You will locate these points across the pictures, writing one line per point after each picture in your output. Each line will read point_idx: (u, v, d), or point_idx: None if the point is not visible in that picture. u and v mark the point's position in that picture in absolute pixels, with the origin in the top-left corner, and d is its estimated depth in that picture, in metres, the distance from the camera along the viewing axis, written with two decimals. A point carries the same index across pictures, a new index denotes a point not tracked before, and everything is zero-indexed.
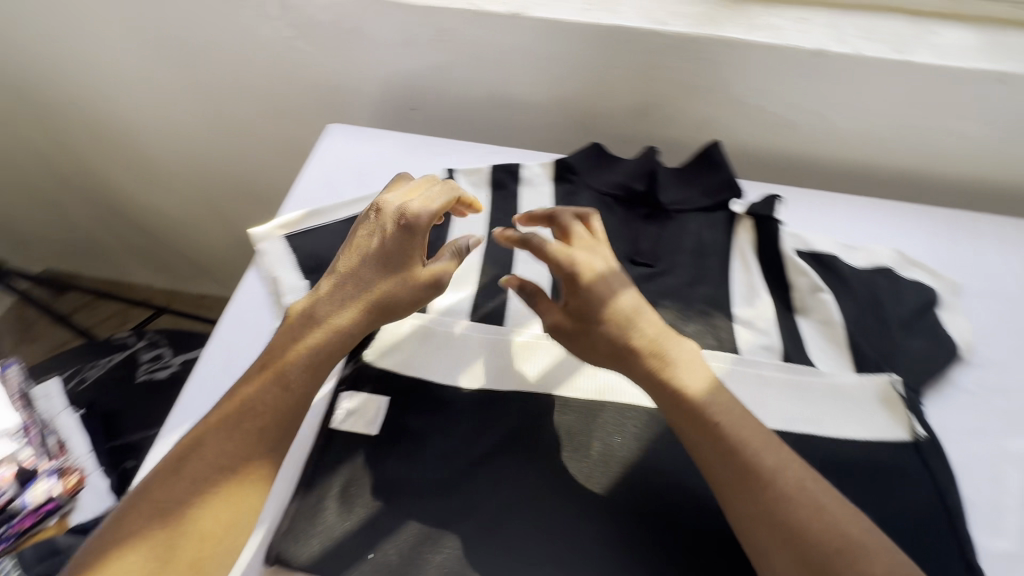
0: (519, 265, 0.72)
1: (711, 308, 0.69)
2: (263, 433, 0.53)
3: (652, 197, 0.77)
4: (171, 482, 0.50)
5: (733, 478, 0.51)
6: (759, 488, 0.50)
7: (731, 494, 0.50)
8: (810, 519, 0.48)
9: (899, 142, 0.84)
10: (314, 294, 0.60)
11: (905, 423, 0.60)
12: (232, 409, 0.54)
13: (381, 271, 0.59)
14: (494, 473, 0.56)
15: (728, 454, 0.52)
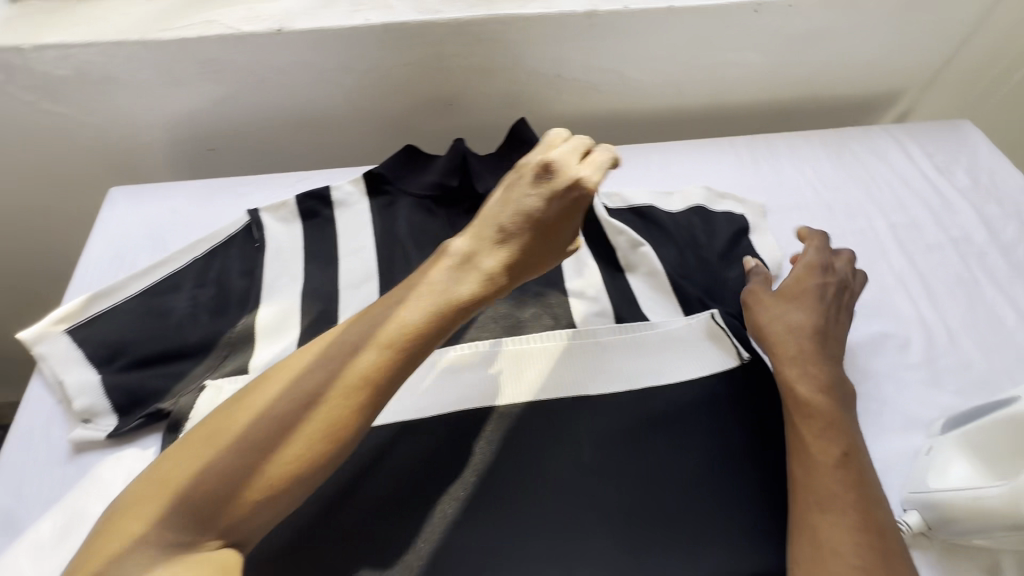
0: (343, 294, 0.68)
1: (544, 288, 0.69)
2: (324, 438, 0.44)
3: (468, 190, 0.76)
4: (200, 457, 0.43)
5: (805, 481, 0.53)
6: (823, 494, 0.51)
7: (798, 474, 0.53)
8: (847, 519, 0.50)
9: (689, 81, 0.88)
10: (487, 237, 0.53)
11: (731, 350, 0.63)
12: (362, 379, 0.46)
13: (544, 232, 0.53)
14: (345, 521, 0.54)
15: (827, 469, 0.53)
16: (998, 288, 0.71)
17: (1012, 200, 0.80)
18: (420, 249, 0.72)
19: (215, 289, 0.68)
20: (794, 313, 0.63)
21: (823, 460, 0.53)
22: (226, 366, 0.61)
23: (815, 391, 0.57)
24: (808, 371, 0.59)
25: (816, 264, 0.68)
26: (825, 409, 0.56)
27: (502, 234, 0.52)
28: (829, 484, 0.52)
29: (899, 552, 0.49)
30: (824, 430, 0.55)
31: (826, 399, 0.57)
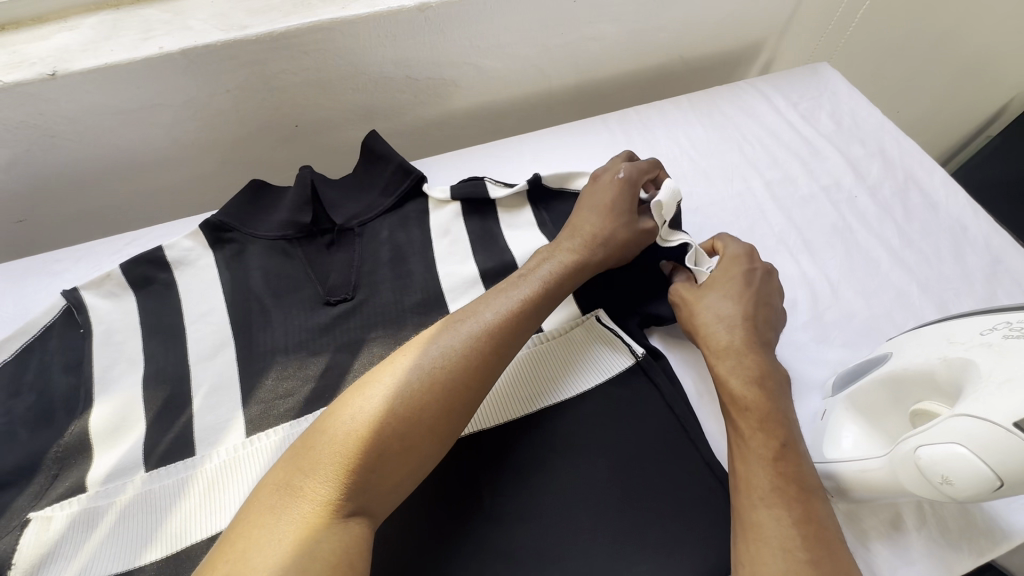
0: (194, 368, 0.59)
1: (425, 317, 0.64)
2: (422, 455, 0.46)
3: (324, 221, 0.67)
4: (318, 458, 0.44)
5: (740, 482, 0.49)
6: (762, 489, 0.48)
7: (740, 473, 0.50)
8: (790, 512, 0.46)
9: (550, 62, 0.83)
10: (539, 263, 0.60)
11: (623, 347, 0.61)
12: (463, 366, 0.49)
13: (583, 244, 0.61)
14: None
15: (761, 467, 0.49)
16: (870, 231, 0.72)
17: (873, 138, 0.81)
18: (279, 299, 0.64)
19: (35, 394, 0.57)
20: (723, 304, 0.59)
21: (759, 453, 0.50)
22: (57, 489, 0.52)
23: (748, 385, 0.53)
24: (751, 365, 0.55)
25: (740, 253, 0.63)
26: (759, 403, 0.52)
27: (602, 209, 0.63)
28: (766, 478, 0.48)
29: (842, 552, 0.46)
30: (761, 423, 0.51)
31: (759, 391, 0.53)
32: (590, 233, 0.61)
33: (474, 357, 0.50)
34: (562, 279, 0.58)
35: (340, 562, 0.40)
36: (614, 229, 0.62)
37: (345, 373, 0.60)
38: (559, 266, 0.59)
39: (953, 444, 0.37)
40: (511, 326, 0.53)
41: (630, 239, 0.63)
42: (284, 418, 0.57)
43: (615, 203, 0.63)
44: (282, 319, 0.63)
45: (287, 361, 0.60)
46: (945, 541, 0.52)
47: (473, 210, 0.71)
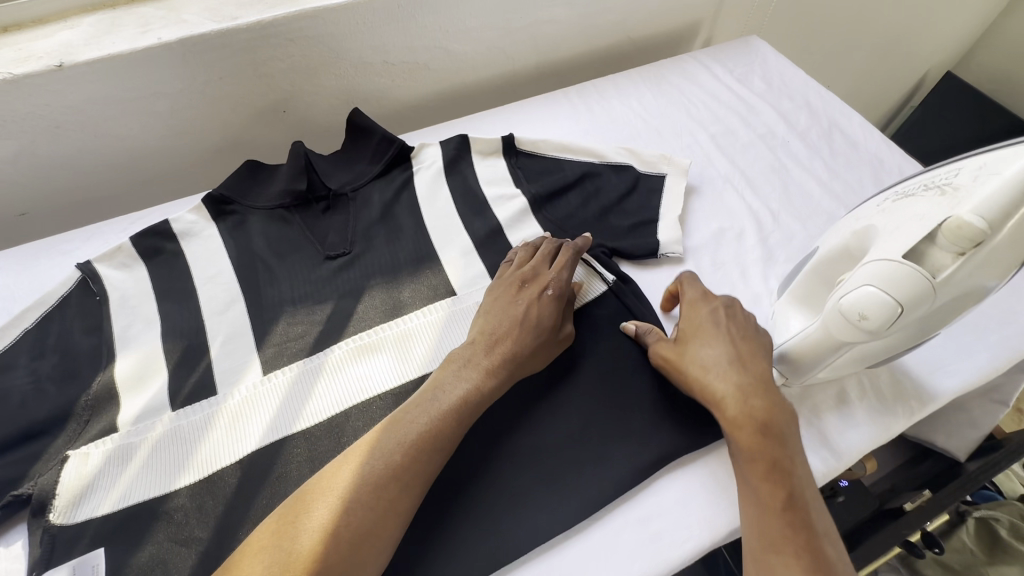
0: (208, 322, 0.64)
1: (418, 264, 0.70)
2: None
3: (318, 188, 0.74)
4: None
5: (752, 526, 0.50)
6: (773, 537, 0.48)
7: (753, 520, 0.50)
8: (799, 559, 0.47)
9: (511, 45, 0.92)
10: (456, 377, 0.57)
11: (596, 276, 0.69)
12: (383, 482, 0.49)
13: (492, 354, 0.59)
14: None
15: (776, 518, 0.49)
16: (803, 168, 0.82)
17: (800, 94, 0.93)
18: (282, 258, 0.70)
19: (59, 355, 0.61)
20: (706, 355, 0.57)
21: (769, 503, 0.50)
22: (91, 431, 0.56)
23: (752, 434, 0.52)
24: (739, 418, 0.53)
25: (695, 299, 0.62)
26: (765, 452, 0.51)
27: (522, 325, 0.60)
28: (779, 529, 0.48)
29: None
30: (767, 473, 0.51)
31: (762, 442, 0.52)
32: (501, 349, 0.59)
33: (387, 485, 0.49)
34: (478, 398, 0.56)
35: None
36: (529, 335, 0.60)
37: (349, 316, 0.66)
38: (472, 389, 0.56)
39: (866, 284, 0.44)
40: (428, 445, 0.52)
41: (548, 347, 0.61)
42: (297, 356, 0.62)
43: (534, 313, 0.61)
44: (286, 274, 0.69)
45: (294, 310, 0.66)
46: (875, 409, 0.60)
47: (453, 171, 0.79)
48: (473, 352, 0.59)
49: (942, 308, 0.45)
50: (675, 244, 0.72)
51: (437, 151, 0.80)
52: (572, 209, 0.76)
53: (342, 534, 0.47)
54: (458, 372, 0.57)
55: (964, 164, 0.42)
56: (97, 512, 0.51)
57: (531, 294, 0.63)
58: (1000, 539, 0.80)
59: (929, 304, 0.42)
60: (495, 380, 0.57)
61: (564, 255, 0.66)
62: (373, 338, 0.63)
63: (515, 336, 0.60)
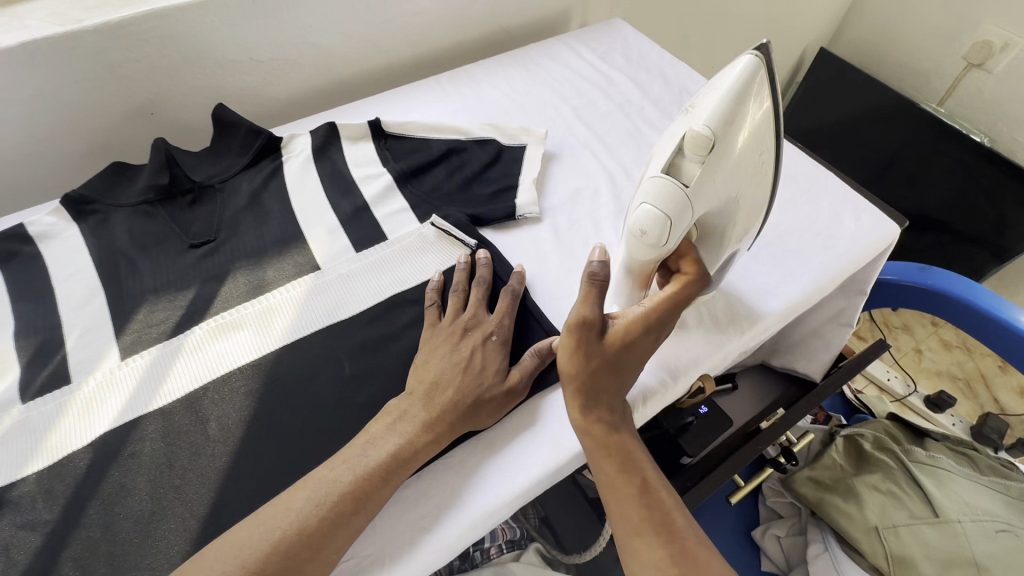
0: (66, 316, 0.65)
1: (284, 245, 0.72)
2: None
3: (182, 182, 0.76)
4: None
5: (617, 514, 0.51)
6: (636, 522, 0.50)
7: (618, 512, 0.51)
8: (658, 537, 0.49)
9: (382, 39, 0.96)
10: (389, 435, 0.55)
11: (457, 242, 0.72)
12: (283, 559, 0.48)
13: (432, 411, 0.57)
14: (126, 508, 0.52)
15: (635, 506, 0.50)
16: (655, 130, 0.89)
17: (655, 66, 1.00)
18: (145, 251, 0.71)
19: None
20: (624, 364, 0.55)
21: (625, 492, 0.51)
22: None
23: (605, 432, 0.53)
24: (598, 415, 0.53)
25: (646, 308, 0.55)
26: (617, 446, 0.53)
27: (465, 372, 0.59)
28: (639, 513, 0.50)
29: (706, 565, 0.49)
30: (620, 462, 0.52)
31: (616, 436, 0.53)
32: (444, 403, 0.57)
33: (297, 556, 0.48)
34: (421, 450, 0.55)
35: None
36: (475, 389, 0.59)
37: (212, 298, 0.67)
38: (404, 443, 0.55)
39: (643, 204, 0.51)
40: (366, 503, 0.52)
41: (494, 396, 0.59)
42: (158, 340, 0.63)
43: (481, 359, 0.60)
44: (149, 265, 0.69)
45: (156, 298, 0.66)
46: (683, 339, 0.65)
47: (322, 157, 0.82)
48: (408, 406, 0.57)
49: (707, 216, 0.53)
50: (531, 205, 0.77)
51: (307, 139, 0.83)
52: (437, 182, 0.80)
53: None
54: (386, 430, 0.55)
55: (695, 99, 0.51)
56: None
57: (475, 348, 0.61)
58: (864, 451, 0.88)
59: (691, 211, 0.50)
60: (439, 443, 0.56)
61: (506, 300, 0.65)
62: (233, 316, 0.64)
63: (460, 395, 0.58)
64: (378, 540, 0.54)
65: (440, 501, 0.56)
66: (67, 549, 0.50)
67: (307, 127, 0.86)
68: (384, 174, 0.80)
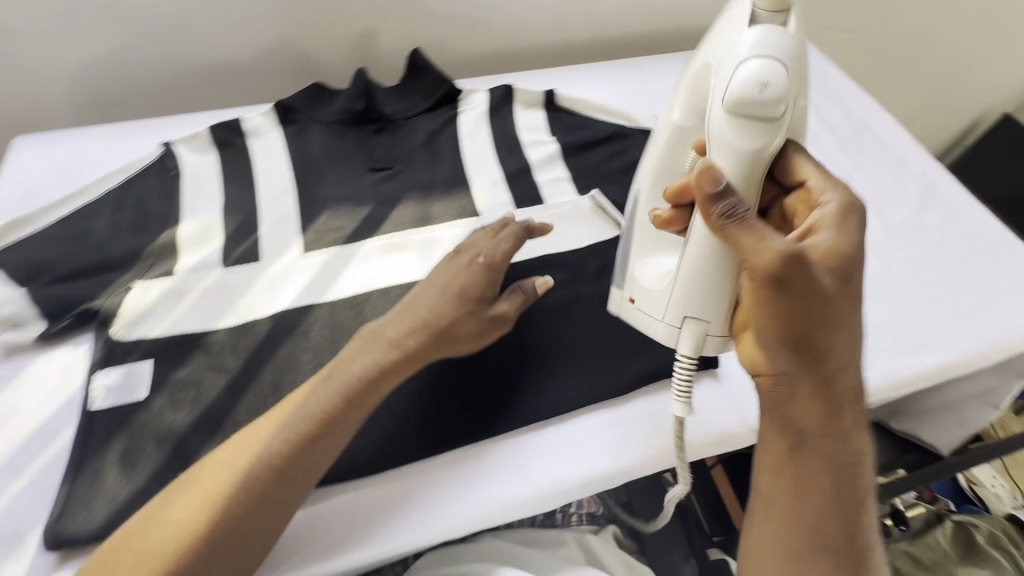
0: (264, 205, 0.73)
1: (451, 186, 0.77)
2: (256, 506, 0.49)
3: (373, 110, 0.83)
4: (176, 503, 0.48)
5: (801, 527, 0.50)
6: (820, 539, 0.49)
7: (810, 524, 0.50)
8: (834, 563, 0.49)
9: (567, 17, 0.99)
10: (359, 348, 0.56)
11: (612, 222, 0.74)
12: (303, 437, 0.51)
13: (405, 330, 0.57)
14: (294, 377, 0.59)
15: (827, 524, 0.49)
16: (826, 157, 0.86)
17: (837, 94, 0.96)
18: (333, 164, 0.78)
19: (135, 213, 0.71)
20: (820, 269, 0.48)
21: (820, 509, 0.50)
22: (153, 272, 0.65)
23: (821, 437, 0.50)
24: (823, 410, 0.50)
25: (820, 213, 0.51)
26: (830, 455, 0.50)
27: (448, 293, 0.58)
28: (825, 533, 0.49)
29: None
30: (823, 475, 0.50)
31: (830, 441, 0.50)
32: (414, 323, 0.57)
33: (307, 440, 0.51)
34: (347, 402, 0.53)
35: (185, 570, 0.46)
36: (453, 316, 0.57)
37: (384, 218, 0.73)
38: (375, 359, 0.55)
39: (751, 58, 0.48)
40: (339, 420, 0.53)
41: (467, 326, 0.58)
42: (334, 243, 0.70)
43: (471, 283, 0.59)
44: (335, 177, 0.77)
45: (337, 207, 0.74)
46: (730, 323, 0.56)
47: (495, 115, 0.86)
48: (388, 323, 0.58)
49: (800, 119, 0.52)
50: None
51: (484, 95, 0.88)
52: (599, 161, 0.82)
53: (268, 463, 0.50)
54: (364, 344, 0.56)
55: None
56: (148, 334, 0.60)
57: (456, 276, 0.59)
58: (975, 543, 0.82)
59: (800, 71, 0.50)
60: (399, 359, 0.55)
61: (508, 234, 0.62)
62: (401, 238, 0.70)
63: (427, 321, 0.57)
64: (506, 461, 0.59)
65: (564, 447, 0.60)
66: (245, 397, 0.57)
67: (485, 85, 0.91)
68: (551, 143, 0.83)
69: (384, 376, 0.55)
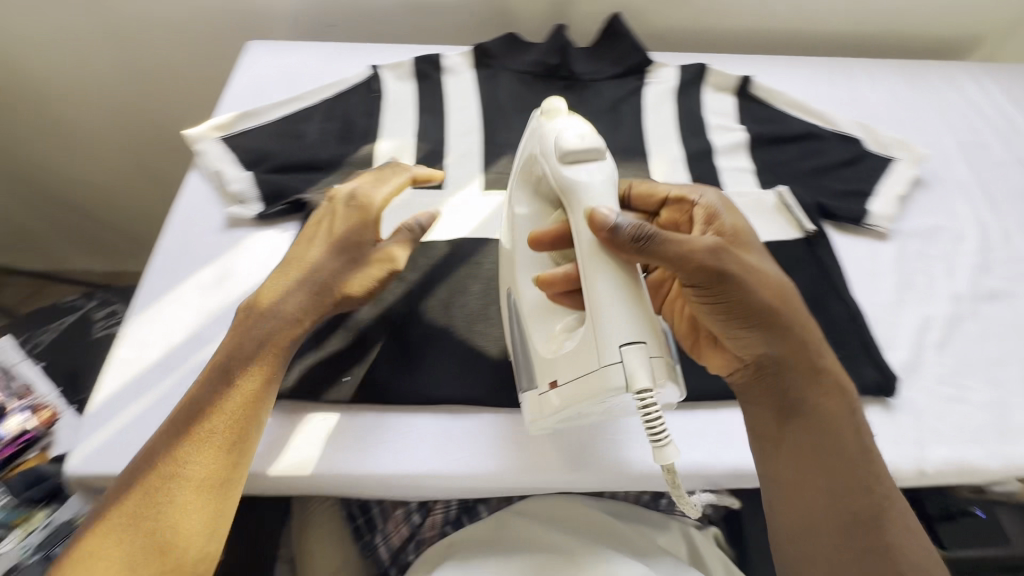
0: (452, 139, 0.77)
1: (629, 155, 0.77)
2: (208, 454, 0.50)
3: (564, 69, 0.84)
4: (150, 461, 0.49)
5: (835, 514, 0.52)
6: (853, 523, 0.51)
7: (844, 518, 0.52)
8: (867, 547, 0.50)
9: (778, 3, 0.93)
10: (273, 287, 0.58)
11: (794, 223, 0.70)
12: (200, 401, 0.52)
13: (295, 291, 0.57)
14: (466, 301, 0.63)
15: (857, 508, 0.52)
16: None
17: None
18: (518, 113, 0.81)
19: (342, 124, 0.77)
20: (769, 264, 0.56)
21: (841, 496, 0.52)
22: (352, 179, 0.72)
23: (817, 423, 0.54)
24: (818, 390, 0.55)
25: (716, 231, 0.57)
26: (838, 437, 0.54)
27: (343, 256, 0.59)
28: (853, 513, 0.52)
29: (925, 547, 0.51)
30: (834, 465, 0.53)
31: (839, 420, 0.54)
32: (300, 278, 0.58)
33: (205, 396, 0.52)
34: (243, 372, 0.53)
35: (154, 533, 0.47)
36: (338, 278, 0.58)
37: None
38: (282, 300, 0.57)
39: (575, 122, 0.55)
40: (266, 378, 0.54)
41: (314, 306, 0.57)
42: None
43: (335, 241, 0.59)
44: (519, 126, 0.79)
45: None
46: (665, 346, 0.49)
47: (684, 93, 0.84)
48: (267, 282, 0.59)
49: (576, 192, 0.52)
50: (883, 219, 0.71)
51: (676, 71, 0.85)
52: (787, 159, 0.78)
53: (177, 430, 0.50)
54: (267, 291, 0.57)
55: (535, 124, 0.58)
56: None
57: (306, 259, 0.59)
58: None
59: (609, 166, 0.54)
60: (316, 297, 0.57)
61: (368, 209, 0.61)
62: None
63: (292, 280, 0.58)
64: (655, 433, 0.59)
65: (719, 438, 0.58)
66: None
67: (676, 61, 0.88)
68: (739, 131, 0.80)
69: (266, 333, 0.55)
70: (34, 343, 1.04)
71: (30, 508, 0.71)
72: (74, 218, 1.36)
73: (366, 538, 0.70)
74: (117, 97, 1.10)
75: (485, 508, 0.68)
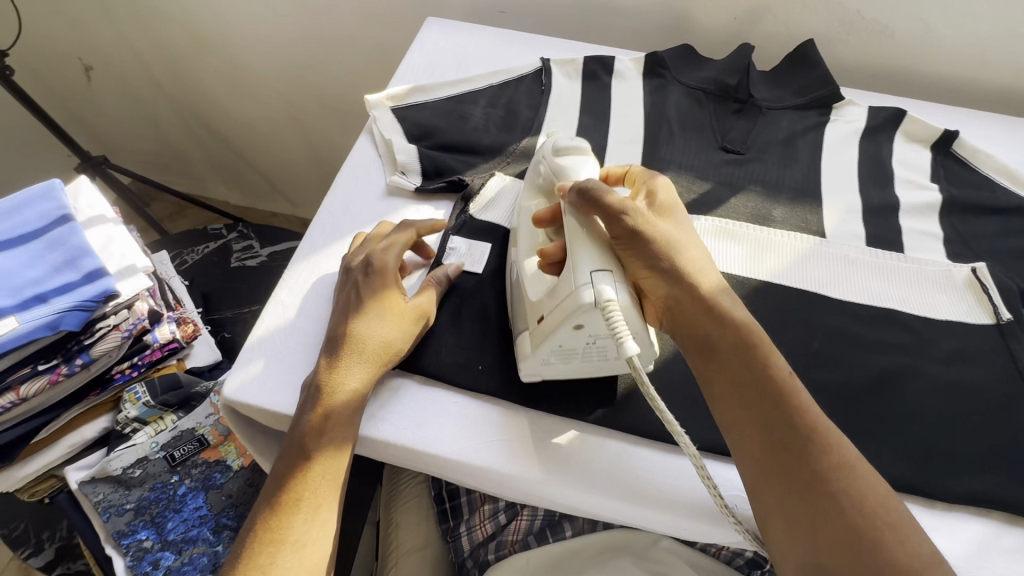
0: (611, 146, 0.75)
1: (799, 196, 0.71)
2: (319, 457, 0.52)
3: (742, 90, 0.78)
4: (278, 467, 0.52)
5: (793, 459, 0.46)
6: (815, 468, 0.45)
7: (793, 454, 0.46)
8: (835, 490, 0.44)
9: (1001, 54, 0.81)
10: (346, 324, 0.56)
11: (989, 307, 0.61)
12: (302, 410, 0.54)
13: (339, 339, 0.56)
14: None
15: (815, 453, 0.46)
16: None
17: None
18: (683, 130, 0.77)
19: (505, 113, 0.78)
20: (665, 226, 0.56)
21: (792, 435, 0.47)
22: (509, 169, 0.72)
23: (761, 367, 0.50)
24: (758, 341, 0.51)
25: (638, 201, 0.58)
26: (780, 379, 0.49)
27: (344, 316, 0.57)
28: (811, 454, 0.46)
29: (879, 485, 0.45)
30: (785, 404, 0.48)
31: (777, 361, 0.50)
32: (380, 340, 0.56)
33: (307, 404, 0.54)
34: (329, 439, 0.52)
35: (279, 532, 0.49)
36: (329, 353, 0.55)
37: (721, 201, 0.70)
38: (355, 334, 0.55)
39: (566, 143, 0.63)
40: (347, 428, 0.53)
41: (377, 348, 0.55)
42: None
43: (358, 300, 0.57)
44: (682, 144, 0.76)
45: (677, 174, 0.73)
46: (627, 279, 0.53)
47: (870, 138, 0.76)
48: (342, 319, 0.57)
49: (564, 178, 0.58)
50: None
51: (865, 113, 0.77)
52: (985, 233, 0.68)
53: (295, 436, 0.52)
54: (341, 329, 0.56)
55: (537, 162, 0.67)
56: (493, 222, 0.68)
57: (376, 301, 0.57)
58: None
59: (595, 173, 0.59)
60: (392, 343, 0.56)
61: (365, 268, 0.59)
62: (736, 227, 0.67)
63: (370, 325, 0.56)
64: None
65: None
66: None
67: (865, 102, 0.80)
68: (931, 192, 0.71)
69: (343, 364, 0.54)
70: (181, 260, 1.15)
71: (164, 411, 0.83)
72: (227, 153, 1.49)
73: (451, 524, 0.71)
74: (289, 52, 1.17)
75: (570, 527, 0.66)
